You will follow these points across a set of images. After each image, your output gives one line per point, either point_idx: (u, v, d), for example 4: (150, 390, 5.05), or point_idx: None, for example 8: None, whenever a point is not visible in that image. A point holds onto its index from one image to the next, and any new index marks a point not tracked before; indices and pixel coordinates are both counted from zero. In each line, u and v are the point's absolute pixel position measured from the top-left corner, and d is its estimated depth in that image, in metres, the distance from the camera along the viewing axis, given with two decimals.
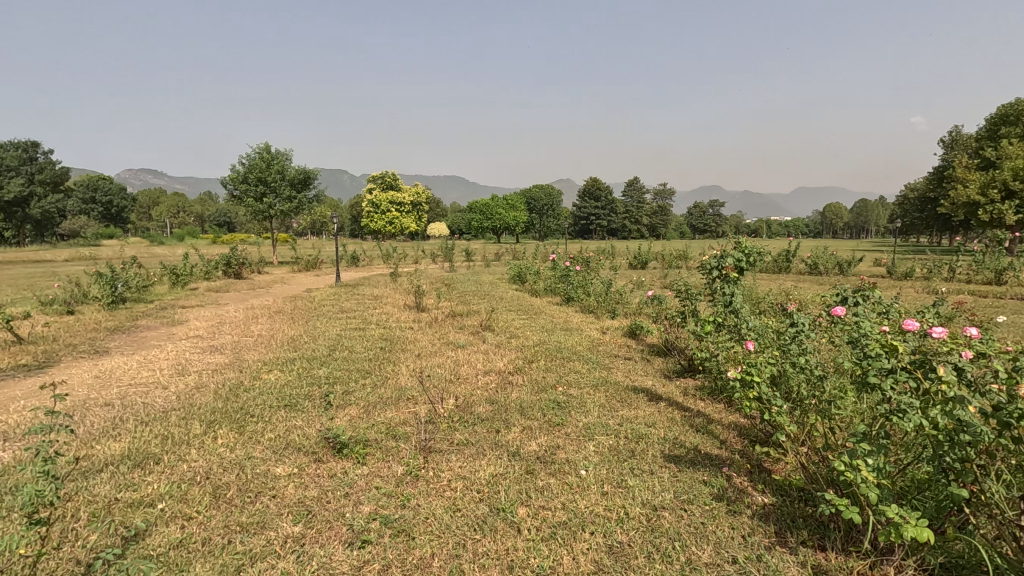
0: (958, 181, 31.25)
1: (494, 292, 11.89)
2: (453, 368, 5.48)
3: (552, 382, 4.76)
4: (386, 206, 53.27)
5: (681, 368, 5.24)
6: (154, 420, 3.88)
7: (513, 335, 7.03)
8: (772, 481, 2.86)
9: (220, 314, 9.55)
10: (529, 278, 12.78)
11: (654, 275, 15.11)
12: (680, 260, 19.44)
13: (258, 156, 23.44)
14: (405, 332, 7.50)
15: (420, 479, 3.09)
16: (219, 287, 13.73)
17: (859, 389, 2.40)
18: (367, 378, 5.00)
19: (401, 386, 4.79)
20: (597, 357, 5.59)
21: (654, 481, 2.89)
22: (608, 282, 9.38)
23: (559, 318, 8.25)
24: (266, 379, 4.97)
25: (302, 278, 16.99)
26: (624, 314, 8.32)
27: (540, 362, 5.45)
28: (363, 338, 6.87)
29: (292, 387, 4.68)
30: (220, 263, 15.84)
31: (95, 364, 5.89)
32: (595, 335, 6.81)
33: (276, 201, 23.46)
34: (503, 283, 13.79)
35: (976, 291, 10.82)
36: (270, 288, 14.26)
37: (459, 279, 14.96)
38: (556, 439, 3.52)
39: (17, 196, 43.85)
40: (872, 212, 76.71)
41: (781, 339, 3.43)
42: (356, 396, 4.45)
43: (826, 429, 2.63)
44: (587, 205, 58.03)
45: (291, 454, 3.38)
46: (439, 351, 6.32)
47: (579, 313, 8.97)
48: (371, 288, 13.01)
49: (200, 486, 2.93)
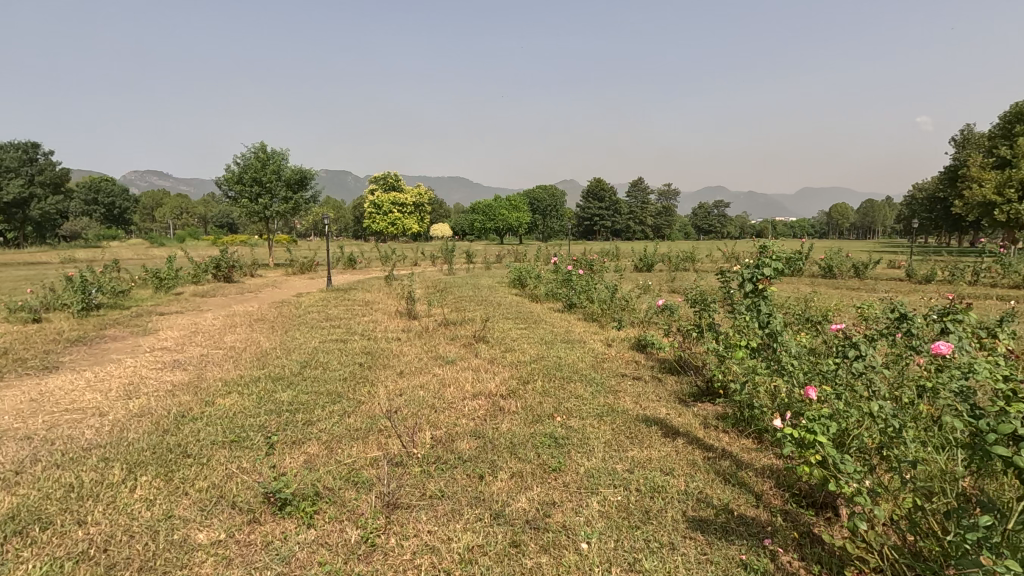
0: (972, 180, 30.43)
1: (492, 297, 11.24)
2: (438, 389, 4.83)
3: (549, 410, 4.09)
4: (388, 207, 52.72)
5: (698, 391, 4.57)
6: (70, 462, 3.23)
7: (508, 348, 6.36)
8: (830, 559, 2.18)
9: (197, 322, 8.91)
10: (529, 282, 12.12)
11: (661, 279, 14.45)
12: (687, 262, 18.78)
13: (253, 155, 22.84)
14: (391, 344, 6.85)
15: (377, 552, 2.43)
16: (205, 292, 13.11)
17: (976, 455, 1.73)
18: (337, 405, 4.34)
19: (374, 416, 4.13)
20: (602, 377, 4.93)
21: (677, 563, 2.21)
22: (613, 288, 8.71)
23: (561, 328, 7.61)
24: (221, 404, 4.31)
25: (295, 282, 16.38)
26: (631, 323, 7.66)
27: (537, 383, 4.78)
28: (343, 351, 6.22)
29: (246, 416, 4.02)
30: (209, 266, 15.23)
31: (37, 383, 5.25)
32: (600, 349, 6.14)
33: (272, 201, 22.87)
34: (503, 287, 13.15)
35: (1007, 297, 10.11)
36: (259, 293, 13.64)
37: (456, 283, 14.31)
38: (552, 492, 2.85)
39: (16, 197, 43.44)
40: (879, 213, 75.68)
41: (836, 373, 2.76)
42: (319, 430, 3.79)
43: (913, 501, 1.96)
44: (591, 206, 57.36)
45: (221, 511, 2.72)
46: (425, 367, 5.66)
47: (582, 321, 8.30)
48: (364, 292, 12.37)
49: (89, 566, 2.27)
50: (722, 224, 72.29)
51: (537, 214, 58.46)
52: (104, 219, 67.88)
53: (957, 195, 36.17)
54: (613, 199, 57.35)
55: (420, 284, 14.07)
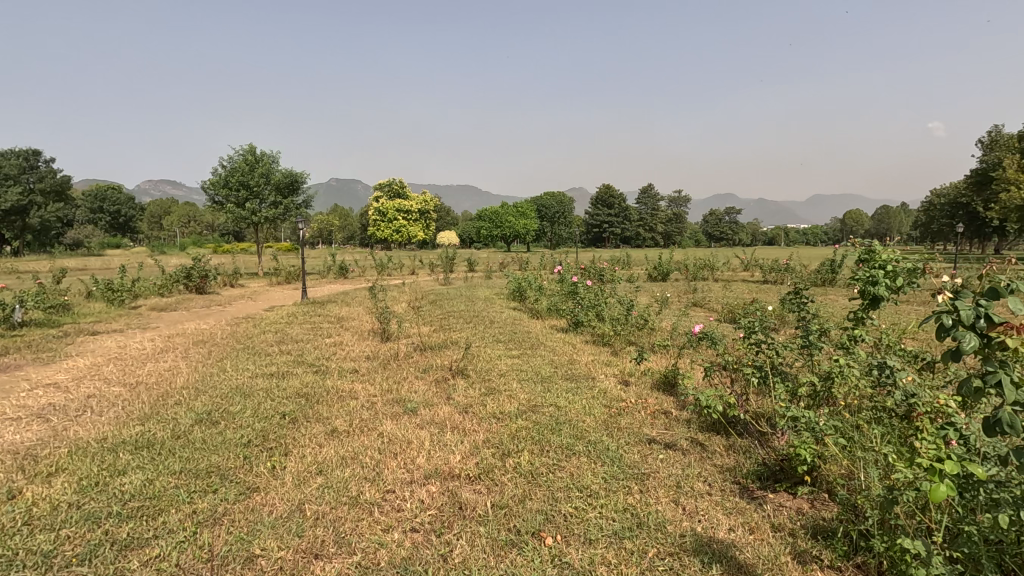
0: (1006, 184, 28.54)
1: (486, 312, 9.70)
2: (377, 465, 3.27)
3: (537, 519, 2.52)
4: (393, 214, 51.48)
5: (767, 475, 2.99)
6: None
7: (492, 389, 4.76)
8: None
9: (126, 346, 7.38)
10: (530, 294, 10.53)
11: (680, 290, 12.85)
12: (705, 271, 17.18)
13: (241, 158, 21.50)
14: (343, 380, 5.28)
15: None
16: (166, 306, 11.64)
17: None
18: (206, 501, 2.77)
19: (254, 526, 2.58)
20: (619, 445, 3.34)
21: None
22: (628, 304, 7.12)
23: (564, 356, 6.01)
24: (24, 499, 2.77)
25: (275, 293, 14.92)
26: (654, 353, 6.06)
27: (524, 457, 3.22)
28: (271, 393, 4.65)
29: (41, 528, 2.47)
30: (179, 277, 13.79)
31: None
32: (614, 392, 4.54)
33: (260, 206, 21.46)
34: (500, 299, 11.61)
35: None
36: (227, 307, 12.14)
37: (448, 294, 12.76)
38: None
39: (14, 205, 42.55)
40: (895, 220, 73.59)
41: None
42: (141, 565, 2.24)
43: None
44: (599, 212, 55.94)
45: None
46: (373, 421, 4.09)
47: (588, 346, 6.73)
48: (341, 306, 10.86)
49: None
50: (734, 232, 70.36)
51: (545, 221, 56.98)
52: (109, 227, 67.18)
53: (985, 199, 34.34)
54: (622, 205, 55.84)
55: (408, 296, 12.57)
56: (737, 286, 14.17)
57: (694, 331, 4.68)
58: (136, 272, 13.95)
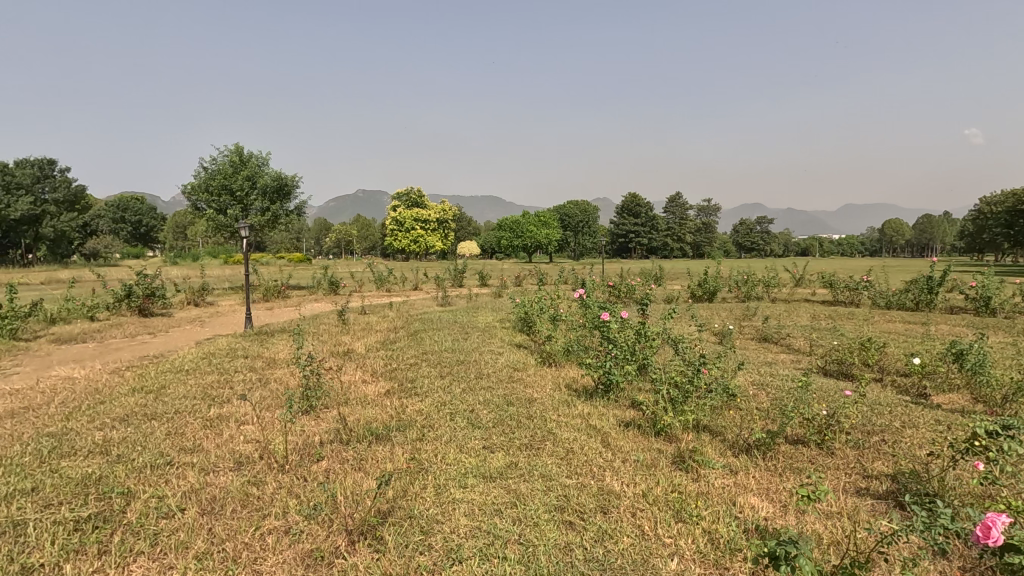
0: None
1: (476, 353, 6.91)
2: None
3: None
4: (410, 223, 49.26)
5: None
6: None
7: None
8: None
9: None
10: (541, 326, 7.69)
11: (738, 316, 9.90)
12: (758, 289, 14.07)
13: (226, 160, 19.15)
14: (117, 555, 2.49)
15: None
16: (74, 337, 9.00)
17: None
18: None
19: None
20: None
21: None
22: (695, 362, 4.18)
23: (587, 479, 3.12)
24: None
25: (239, 315, 12.33)
26: (763, 486, 3.15)
27: None
28: None
29: None
30: (117, 295, 11.29)
31: None
32: None
33: (243, 213, 18.96)
34: (503, 330, 8.81)
35: None
36: (158, 337, 9.52)
37: (439, 321, 10.00)
38: None
39: (25, 215, 40.97)
40: (941, 228, 68.41)
41: None
42: None
43: None
44: (626, 220, 52.30)
45: None
46: None
47: (627, 438, 3.86)
48: (290, 339, 8.13)
49: None
50: (767, 242, 66.19)
51: (568, 230, 54.22)
52: (129, 238, 66.52)
53: None
54: (649, 215, 52.56)
55: (389, 323, 9.83)
56: (808, 309, 11.09)
57: (980, 525, 1.52)
58: (67, 290, 11.47)
